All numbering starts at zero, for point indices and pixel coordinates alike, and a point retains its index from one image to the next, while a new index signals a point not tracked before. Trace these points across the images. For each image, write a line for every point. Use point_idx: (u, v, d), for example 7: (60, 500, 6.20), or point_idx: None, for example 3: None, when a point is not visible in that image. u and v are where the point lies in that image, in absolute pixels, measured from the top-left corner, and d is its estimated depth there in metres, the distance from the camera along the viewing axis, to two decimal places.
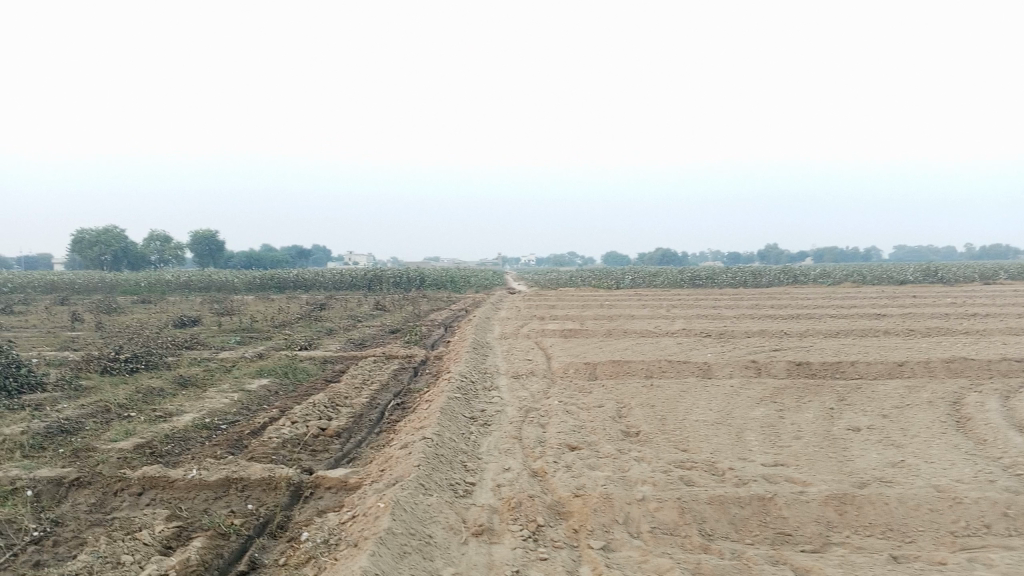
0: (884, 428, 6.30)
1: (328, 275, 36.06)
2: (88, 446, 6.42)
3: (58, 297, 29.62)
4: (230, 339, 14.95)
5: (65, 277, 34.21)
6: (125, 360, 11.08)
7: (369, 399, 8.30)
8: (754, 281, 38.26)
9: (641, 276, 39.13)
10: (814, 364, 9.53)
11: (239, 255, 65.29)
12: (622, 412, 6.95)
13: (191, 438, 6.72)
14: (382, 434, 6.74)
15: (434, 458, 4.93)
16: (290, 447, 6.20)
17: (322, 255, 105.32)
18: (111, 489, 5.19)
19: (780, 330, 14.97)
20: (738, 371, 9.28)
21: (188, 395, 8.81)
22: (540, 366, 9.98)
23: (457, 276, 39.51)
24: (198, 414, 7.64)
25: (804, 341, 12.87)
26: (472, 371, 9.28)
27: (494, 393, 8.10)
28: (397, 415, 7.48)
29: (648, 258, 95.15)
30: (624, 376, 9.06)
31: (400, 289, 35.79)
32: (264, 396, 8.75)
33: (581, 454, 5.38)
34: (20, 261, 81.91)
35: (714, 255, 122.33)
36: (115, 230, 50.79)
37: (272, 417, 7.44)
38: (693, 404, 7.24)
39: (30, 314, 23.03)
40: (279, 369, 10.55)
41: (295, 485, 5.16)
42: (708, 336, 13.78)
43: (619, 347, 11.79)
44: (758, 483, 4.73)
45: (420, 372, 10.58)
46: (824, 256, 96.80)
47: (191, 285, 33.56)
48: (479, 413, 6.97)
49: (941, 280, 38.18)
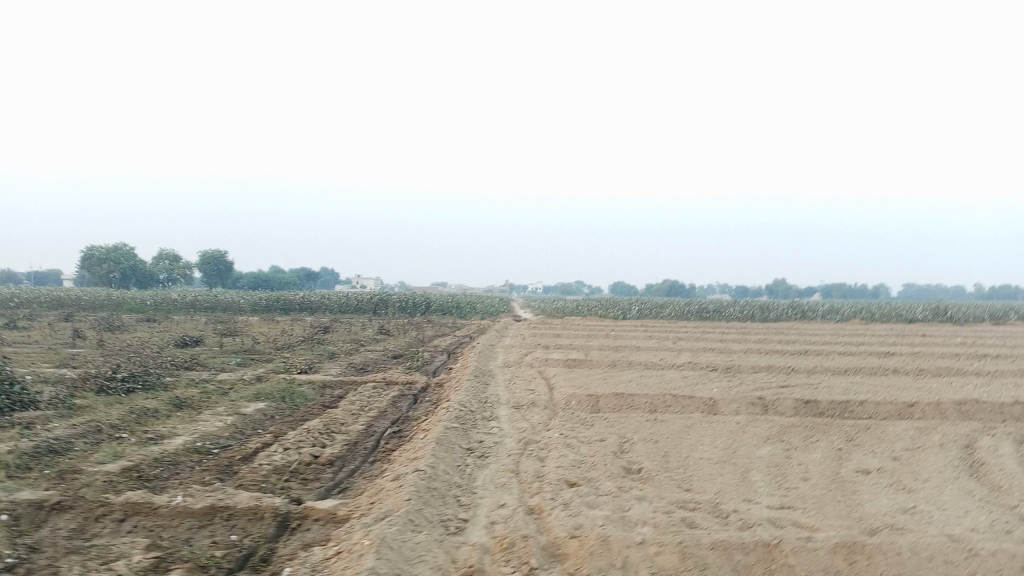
0: (894, 472, 6.09)
1: (334, 298, 35.94)
2: (74, 468, 6.25)
3: (63, 313, 29.56)
4: (230, 361, 14.79)
5: (71, 293, 34.20)
6: (121, 379, 10.92)
7: (365, 427, 8.11)
8: (761, 315, 37.99)
9: (648, 307, 38.90)
10: (822, 403, 9.31)
11: (247, 276, 65.31)
12: (624, 448, 6.75)
13: (181, 463, 6.54)
14: (376, 463, 6.55)
15: (426, 492, 4.75)
16: (281, 474, 6.02)
17: (329, 278, 105.45)
18: (93, 514, 5.02)
19: (787, 365, 14.73)
20: (744, 407, 9.07)
21: (182, 417, 8.64)
22: (542, 397, 9.78)
23: (463, 302, 39.37)
24: (190, 437, 7.47)
25: (812, 377, 12.64)
26: (472, 400, 9.10)
27: (494, 424, 7.91)
28: (393, 444, 7.29)
29: (655, 290, 94.91)
30: (627, 409, 8.86)
31: (405, 314, 35.64)
32: (259, 420, 8.58)
33: (579, 491, 5.19)
34: (29, 277, 82.25)
35: (721, 288, 122.02)
36: (125, 247, 50.96)
37: (265, 443, 7.26)
38: (697, 441, 7.04)
39: (34, 329, 22.93)
40: (277, 393, 10.38)
41: (282, 516, 4.98)
42: (714, 370, 13.56)
43: (623, 380, 11.60)
44: (764, 527, 4.53)
45: (419, 400, 10.39)
46: (832, 292, 96.39)
47: (196, 305, 33.48)
48: (477, 445, 6.78)
49: (950, 319, 37.85)
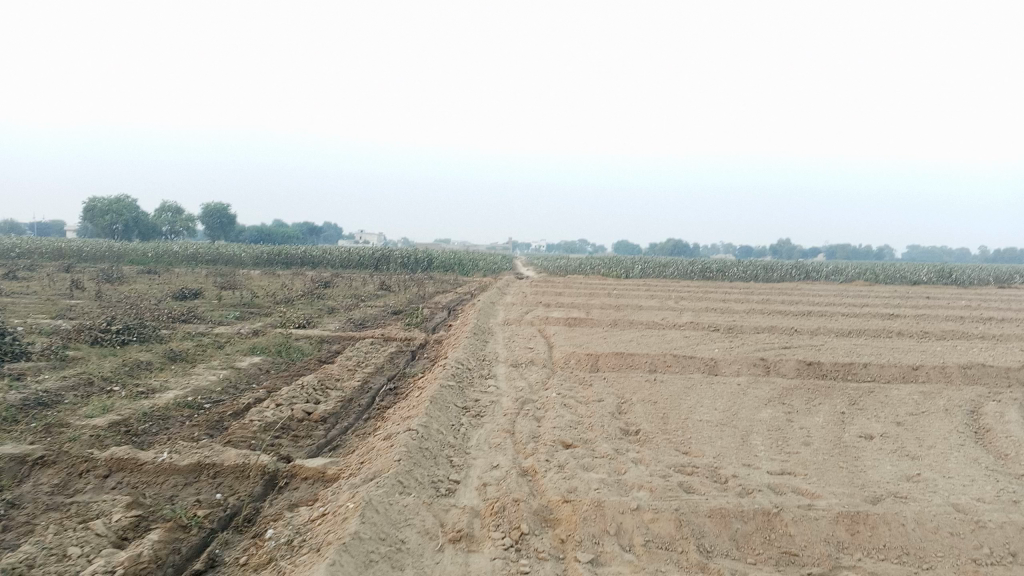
0: (898, 437, 5.95)
1: (336, 253, 35.76)
2: (61, 421, 6.13)
3: (63, 264, 29.45)
4: (228, 314, 14.66)
5: (72, 244, 34.04)
6: (116, 332, 10.80)
7: (361, 383, 8.00)
8: (764, 275, 37.78)
9: (650, 266, 38.69)
10: (825, 365, 9.16)
11: (249, 229, 65.04)
12: (622, 409, 6.62)
13: (171, 418, 6.43)
14: (369, 421, 6.44)
15: (417, 453, 4.62)
16: (272, 431, 5.90)
17: (332, 233, 105.20)
18: (77, 470, 4.91)
19: (790, 326, 14.59)
20: (745, 368, 8.93)
21: (175, 371, 8.52)
22: (541, 355, 9.65)
23: (465, 258, 39.16)
24: (182, 392, 7.34)
25: (815, 339, 12.49)
26: (469, 358, 8.96)
27: (491, 382, 7.77)
28: (388, 401, 7.17)
29: (659, 248, 94.60)
30: (626, 369, 8.73)
31: (407, 270, 35.48)
32: (253, 375, 8.46)
33: (575, 452, 5.06)
34: (33, 227, 82.26)
35: (725, 248, 121.56)
36: (127, 199, 50.72)
37: (258, 398, 7.14)
38: (697, 403, 6.90)
39: (35, 280, 22.83)
40: (273, 347, 10.25)
41: (269, 474, 4.86)
42: (716, 331, 13.41)
43: (624, 339, 11.45)
44: (763, 494, 4.40)
45: (417, 356, 10.27)
46: (836, 253, 96.00)
47: (197, 257, 33.34)
48: (473, 404, 6.65)
49: (955, 281, 37.65)
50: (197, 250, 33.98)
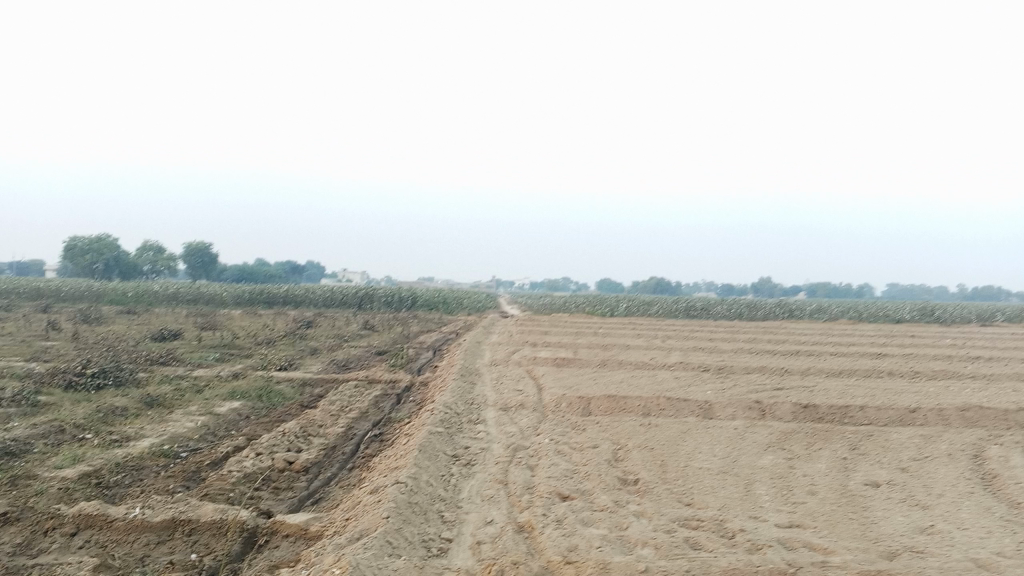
0: (905, 485, 5.74)
1: (319, 293, 35.39)
2: (28, 473, 5.78)
3: (40, 304, 28.93)
4: (208, 356, 14.31)
5: (50, 284, 33.51)
6: (91, 375, 10.44)
7: (345, 429, 7.70)
8: (749, 313, 37.75)
9: (636, 305, 38.57)
10: (821, 407, 8.96)
11: (231, 268, 64.53)
12: (618, 456, 6.37)
13: (145, 469, 6.10)
14: (354, 471, 6.15)
15: (406, 508, 4.34)
16: (252, 483, 5.61)
17: (315, 272, 104.76)
18: (42, 527, 4.58)
19: (780, 366, 14.41)
20: (741, 412, 8.71)
21: (151, 417, 8.18)
22: (531, 398, 9.39)
23: (449, 297, 38.88)
24: (158, 440, 7.02)
25: (807, 380, 12.31)
26: (457, 401, 8.69)
27: (480, 427, 7.51)
28: (373, 449, 6.89)
29: (642, 287, 94.74)
30: (619, 413, 8.49)
31: (390, 309, 35.15)
32: (233, 421, 8.15)
33: (573, 505, 4.80)
34: (11, 266, 81.41)
35: (708, 286, 122.00)
36: (108, 237, 50.28)
37: (237, 447, 6.83)
38: (695, 449, 6.67)
39: (10, 321, 22.34)
40: (254, 391, 9.93)
41: (248, 532, 4.56)
42: (706, 371, 13.20)
43: (615, 380, 11.22)
44: (775, 550, 4.17)
45: (403, 399, 9.98)
46: (818, 291, 96.62)
47: (178, 297, 32.91)
48: (462, 451, 6.39)
49: (937, 320, 37.77)
50: (177, 289, 33.55)
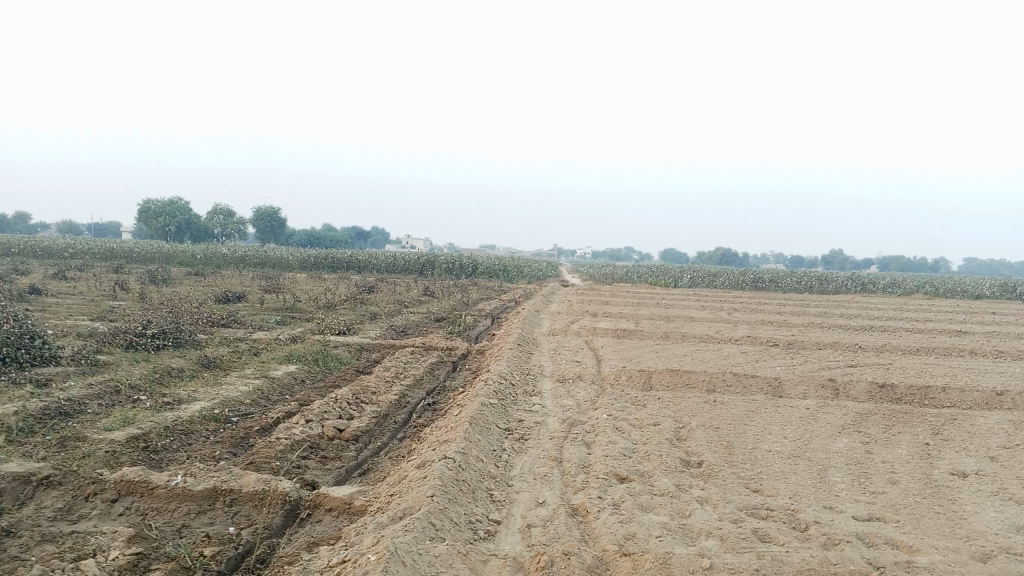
0: (996, 476, 5.26)
1: (381, 259, 35.52)
2: (77, 435, 5.73)
3: (113, 265, 29.64)
4: (269, 319, 14.34)
5: (123, 245, 34.33)
6: (150, 336, 10.49)
7: (398, 397, 7.51)
8: (819, 286, 36.57)
9: (700, 276, 37.73)
10: (900, 388, 8.43)
11: (298, 233, 65.50)
12: (681, 435, 6.03)
13: (193, 433, 6.00)
14: (405, 441, 5.95)
15: (453, 486, 4.09)
16: (298, 451, 5.44)
17: (379, 238, 105.84)
18: (82, 493, 4.48)
19: (853, 343, 13.75)
20: (812, 391, 8.24)
21: (206, 380, 8.13)
22: (590, 370, 9.08)
23: (510, 265, 38.60)
24: (210, 403, 6.92)
25: (882, 357, 11.69)
26: (514, 371, 8.44)
27: (536, 399, 7.24)
28: (425, 419, 6.68)
29: (707, 257, 93.01)
30: (682, 388, 8.12)
31: (452, 276, 35.08)
32: (286, 386, 8.03)
33: (632, 488, 4.50)
34: (90, 228, 84.13)
35: (775, 258, 119.30)
36: (180, 201, 51.37)
37: (288, 412, 6.68)
38: (763, 431, 6.28)
39: (82, 280, 22.88)
40: (310, 355, 9.83)
41: (289, 503, 4.38)
42: (774, 346, 12.69)
43: (677, 353, 10.80)
44: (854, 546, 3.80)
45: (459, 368, 9.78)
46: (891, 265, 93.53)
47: (245, 260, 33.40)
48: (516, 425, 6.11)
49: (1019, 296, 36.06)
50: (244, 252, 34.04)
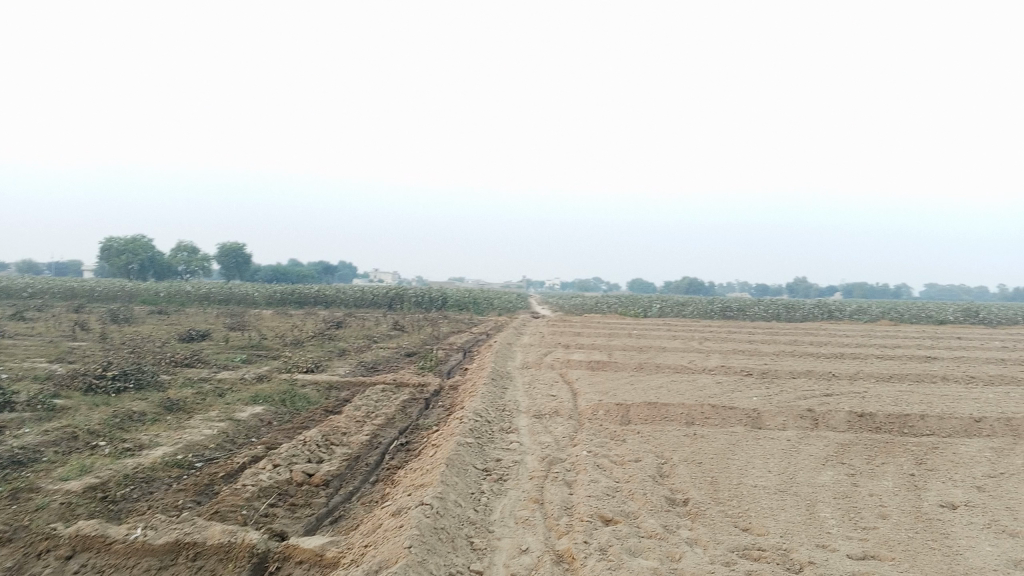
0: (986, 507, 5.16)
1: (349, 294, 35.14)
2: (30, 486, 5.40)
3: (73, 304, 28.97)
4: (235, 357, 13.98)
5: (85, 284, 33.59)
6: (111, 378, 10.12)
7: (370, 437, 7.27)
8: (786, 314, 36.83)
9: (669, 305, 37.83)
10: (878, 416, 8.37)
11: (264, 269, 64.79)
12: (664, 471, 5.86)
13: (155, 481, 5.70)
14: (378, 485, 5.71)
15: (431, 535, 3.88)
16: (266, 499, 5.18)
17: (347, 273, 105.17)
18: (34, 549, 4.15)
19: (826, 371, 13.73)
20: (792, 421, 8.14)
21: (169, 423, 7.81)
22: (566, 404, 8.90)
23: (479, 297, 38.40)
24: (173, 448, 6.62)
25: (856, 385, 11.66)
26: (489, 408, 8.23)
27: (513, 437, 7.04)
28: (399, 460, 6.45)
29: (675, 287, 93.62)
30: (660, 422, 7.97)
31: (421, 310, 34.79)
32: (253, 428, 7.74)
33: (618, 531, 4.32)
34: (50, 267, 82.54)
35: (741, 287, 120.48)
36: (143, 237, 50.59)
37: (255, 457, 6.41)
38: (747, 465, 6.14)
39: (40, 321, 22.25)
40: (278, 395, 9.53)
41: (257, 557, 4.12)
42: (749, 375, 12.61)
43: (653, 385, 10.67)
44: None
45: (432, 405, 9.55)
46: (854, 292, 94.83)
47: (210, 298, 32.84)
48: (494, 465, 5.90)
49: (981, 320, 36.61)
50: (209, 289, 33.48)
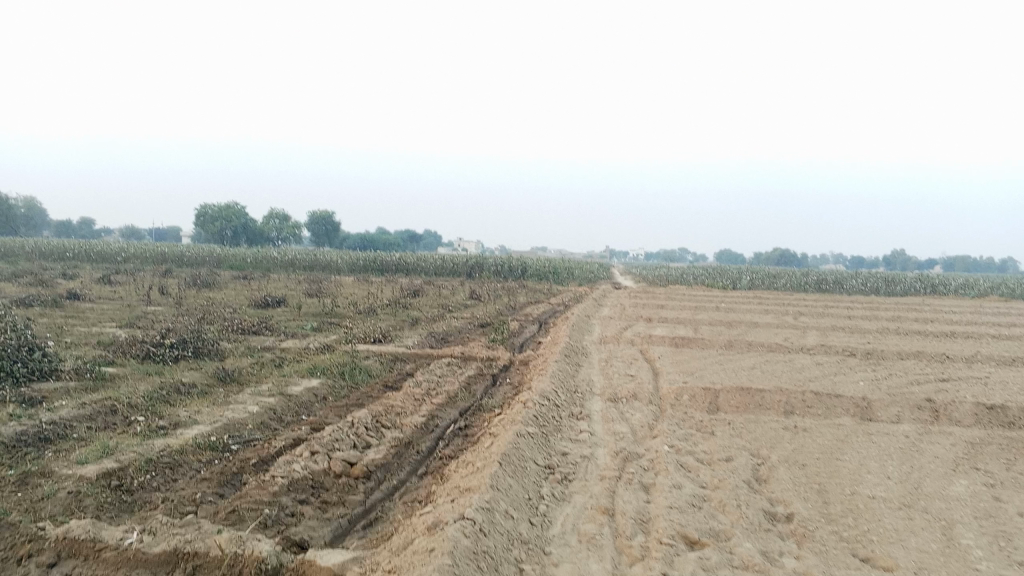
0: None
1: (430, 262, 34.76)
2: (43, 470, 4.89)
3: (162, 268, 29.46)
4: (304, 325, 13.53)
5: (174, 249, 34.06)
6: (169, 345, 9.71)
7: (426, 418, 6.56)
8: (886, 288, 34.73)
9: (758, 277, 36.17)
10: (1012, 409, 7.17)
11: (351, 237, 65.55)
12: (760, 476, 4.97)
13: (180, 468, 5.12)
14: (425, 480, 4.99)
15: (468, 562, 3.11)
16: (296, 495, 4.53)
17: (431, 239, 106.03)
18: (15, 554, 3.54)
19: (940, 352, 12.34)
20: (908, 413, 7.06)
21: (215, 398, 7.27)
22: (646, 386, 8.03)
23: (561, 267, 37.50)
24: (210, 428, 6.05)
25: (977, 370, 10.38)
26: (559, 389, 7.44)
27: (584, 424, 6.24)
28: (454, 448, 5.73)
29: (764, 259, 90.52)
30: (753, 412, 7.05)
31: (501, 278, 34.18)
32: (302, 404, 7.12)
33: (706, 558, 3.48)
34: (151, 233, 85.85)
35: (834, 260, 115.88)
36: (235, 205, 51.45)
37: (296, 439, 5.77)
38: (860, 468, 5.19)
39: (124, 285, 22.48)
40: (336, 367, 8.92)
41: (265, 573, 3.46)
42: (852, 356, 11.42)
43: (744, 366, 9.67)
44: None
45: (499, 382, 8.81)
46: (956, 266, 90.03)
47: (294, 264, 32.93)
48: (558, 461, 5.09)
49: None
50: (294, 256, 33.64)
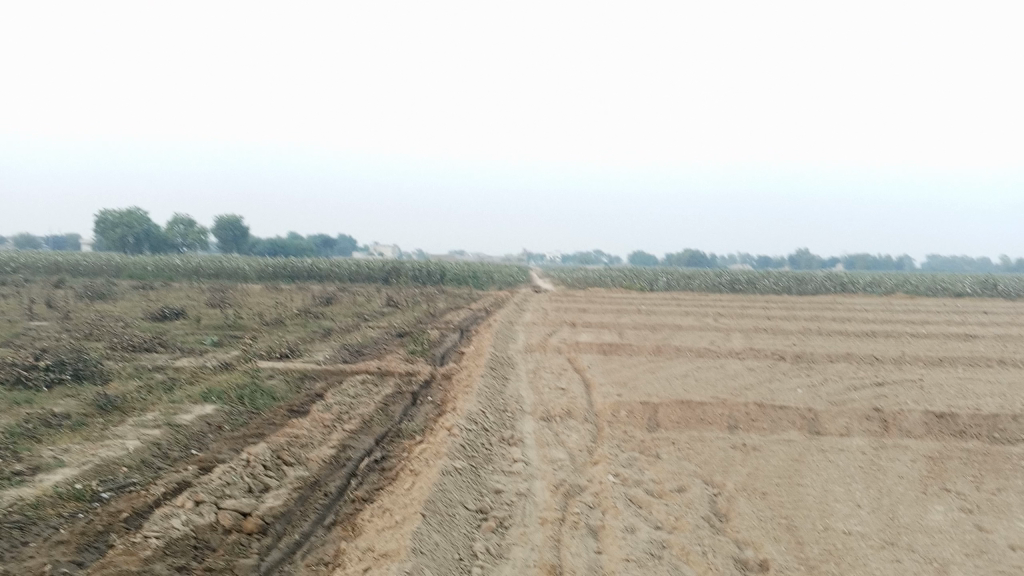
0: None
1: (344, 268, 33.55)
2: None
3: (54, 279, 27.44)
4: (204, 340, 12.41)
5: (68, 257, 31.82)
6: (44, 368, 8.57)
7: (335, 449, 5.75)
8: (797, 287, 35.20)
9: (675, 278, 36.26)
10: (962, 416, 6.81)
11: (261, 243, 63.40)
12: (720, 511, 4.38)
13: (32, 526, 4.20)
14: (334, 533, 4.23)
15: None
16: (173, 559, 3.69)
17: (346, 244, 103.82)
18: None
19: (868, 353, 12.16)
20: (857, 425, 6.63)
21: (88, 432, 6.28)
22: (579, 401, 7.40)
23: (480, 270, 36.81)
24: (76, 472, 5.10)
25: (909, 372, 10.15)
26: (487, 409, 6.75)
27: (517, 452, 5.56)
28: (368, 488, 4.97)
29: (677, 259, 91.99)
30: (697, 428, 6.50)
31: (418, 283, 33.24)
32: (192, 436, 6.22)
33: None
34: (48, 242, 81.44)
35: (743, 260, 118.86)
36: (137, 210, 48.88)
37: (181, 484, 4.91)
38: (827, 495, 4.66)
39: (9, 297, 20.67)
40: (236, 389, 7.99)
41: None
42: (783, 360, 11.08)
43: (678, 375, 9.17)
44: None
45: (420, 401, 8.06)
46: (858, 263, 93.16)
47: (199, 272, 31.22)
48: (490, 502, 4.39)
49: (1001, 293, 34.79)
50: (200, 262, 31.94)
